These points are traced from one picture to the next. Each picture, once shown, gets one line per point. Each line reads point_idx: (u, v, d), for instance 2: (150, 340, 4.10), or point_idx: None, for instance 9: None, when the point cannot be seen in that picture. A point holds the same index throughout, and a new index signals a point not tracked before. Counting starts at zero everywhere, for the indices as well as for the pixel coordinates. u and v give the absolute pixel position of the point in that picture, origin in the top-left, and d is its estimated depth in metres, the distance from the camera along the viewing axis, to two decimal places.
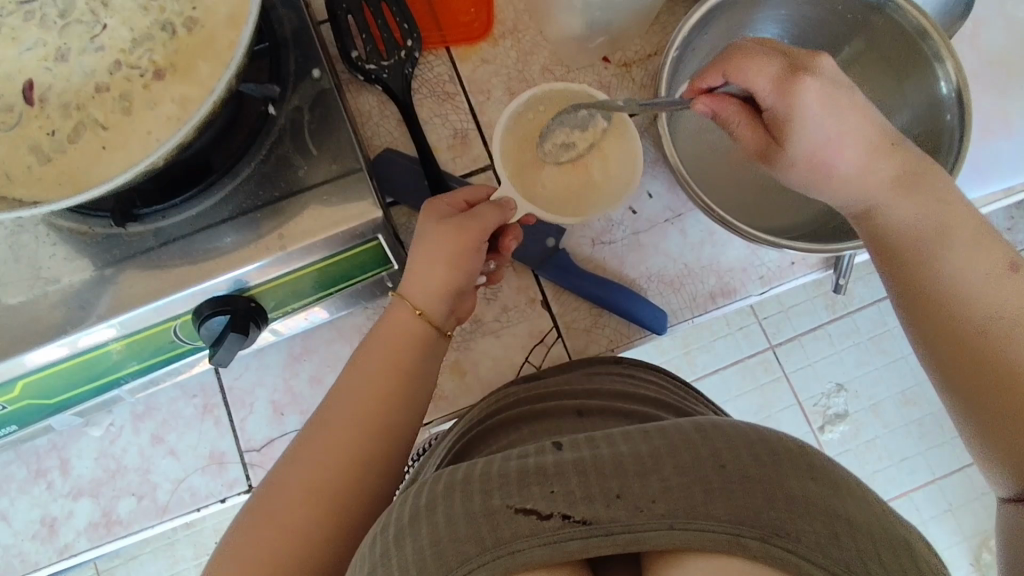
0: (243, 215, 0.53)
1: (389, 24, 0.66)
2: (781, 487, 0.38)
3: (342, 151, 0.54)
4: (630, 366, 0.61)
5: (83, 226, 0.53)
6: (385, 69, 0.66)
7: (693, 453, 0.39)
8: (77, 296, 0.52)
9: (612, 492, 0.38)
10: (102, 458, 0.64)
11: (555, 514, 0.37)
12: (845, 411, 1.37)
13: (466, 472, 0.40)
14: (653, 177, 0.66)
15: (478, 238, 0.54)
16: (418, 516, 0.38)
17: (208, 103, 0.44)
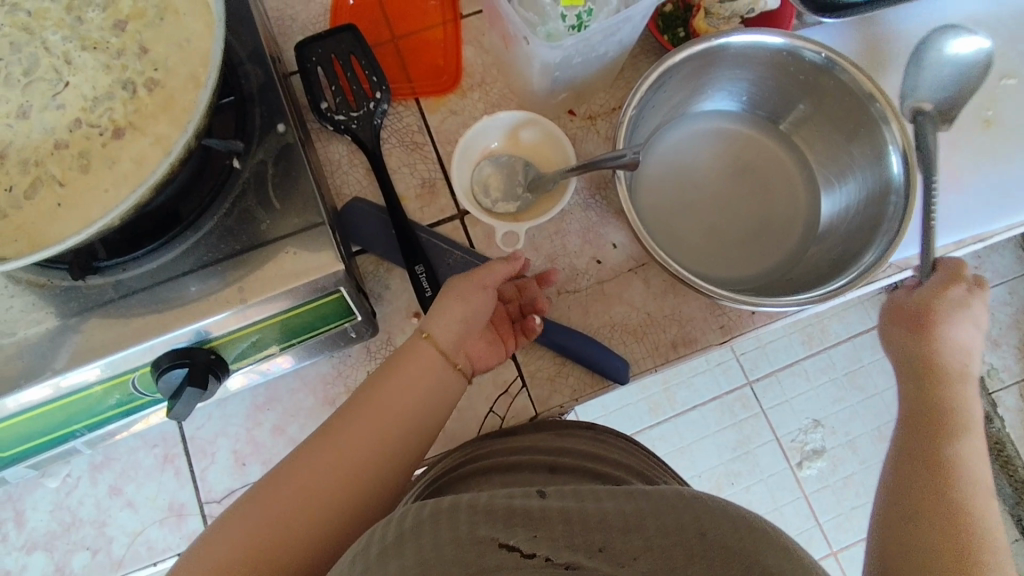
0: (205, 268, 0.53)
1: (358, 76, 0.67)
2: (758, 562, 0.38)
3: (306, 204, 0.55)
4: (601, 432, 0.63)
5: (42, 278, 0.53)
6: (354, 120, 0.67)
7: (675, 517, 0.40)
8: (31, 348, 0.51)
9: (595, 544, 0.39)
10: (57, 511, 0.62)
11: (539, 554, 0.39)
12: (822, 447, 1.38)
13: (454, 502, 0.41)
14: (617, 228, 0.68)
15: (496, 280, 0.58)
16: (404, 537, 0.38)
17: (164, 163, 0.45)
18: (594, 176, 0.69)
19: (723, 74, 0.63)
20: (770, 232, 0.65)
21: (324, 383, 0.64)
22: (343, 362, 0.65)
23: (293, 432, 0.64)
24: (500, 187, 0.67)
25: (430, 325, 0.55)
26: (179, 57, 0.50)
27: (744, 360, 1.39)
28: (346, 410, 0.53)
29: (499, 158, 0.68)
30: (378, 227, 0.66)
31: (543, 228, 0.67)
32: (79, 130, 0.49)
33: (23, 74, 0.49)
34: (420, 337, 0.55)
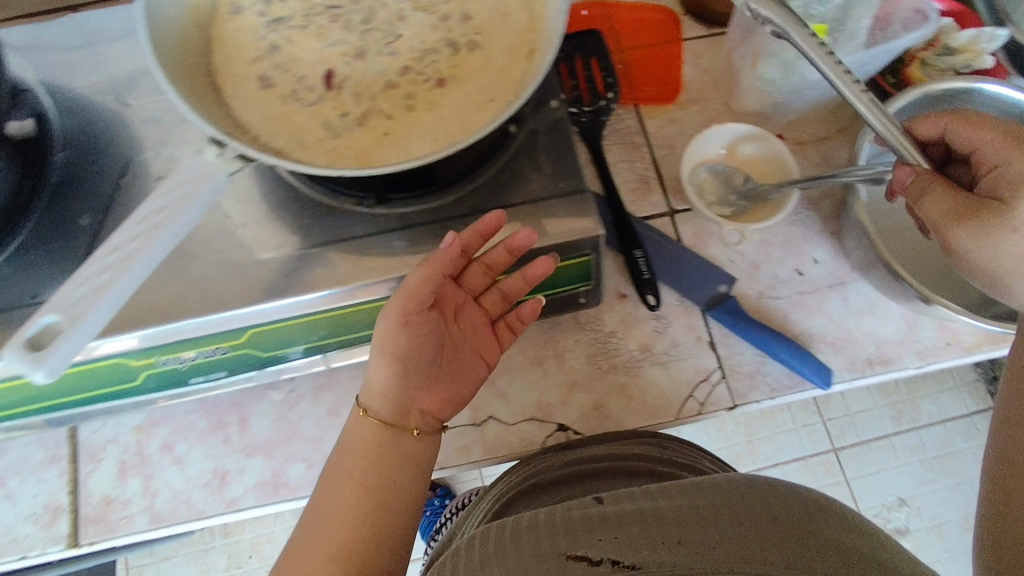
0: (481, 214, 0.59)
1: (595, 77, 0.73)
2: (833, 545, 0.42)
3: (571, 172, 0.60)
4: (688, 447, 0.65)
5: (334, 201, 0.59)
6: (585, 115, 0.73)
7: (735, 509, 0.44)
8: (321, 260, 0.57)
9: (673, 538, 0.42)
10: (280, 422, 0.65)
11: (606, 560, 0.42)
12: (905, 528, 1.33)
13: (531, 520, 0.48)
14: (819, 246, 0.71)
15: (438, 275, 0.55)
16: (488, 557, 0.45)
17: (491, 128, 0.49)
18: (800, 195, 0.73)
19: None
20: None
21: (534, 345, 0.69)
22: (552, 329, 0.69)
23: (501, 386, 0.68)
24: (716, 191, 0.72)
25: (372, 405, 0.58)
26: (499, 26, 0.57)
27: (832, 425, 1.39)
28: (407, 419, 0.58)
29: (717, 166, 0.73)
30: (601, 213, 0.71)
31: (749, 235, 0.72)
32: (409, 75, 0.56)
33: (364, 24, 0.58)
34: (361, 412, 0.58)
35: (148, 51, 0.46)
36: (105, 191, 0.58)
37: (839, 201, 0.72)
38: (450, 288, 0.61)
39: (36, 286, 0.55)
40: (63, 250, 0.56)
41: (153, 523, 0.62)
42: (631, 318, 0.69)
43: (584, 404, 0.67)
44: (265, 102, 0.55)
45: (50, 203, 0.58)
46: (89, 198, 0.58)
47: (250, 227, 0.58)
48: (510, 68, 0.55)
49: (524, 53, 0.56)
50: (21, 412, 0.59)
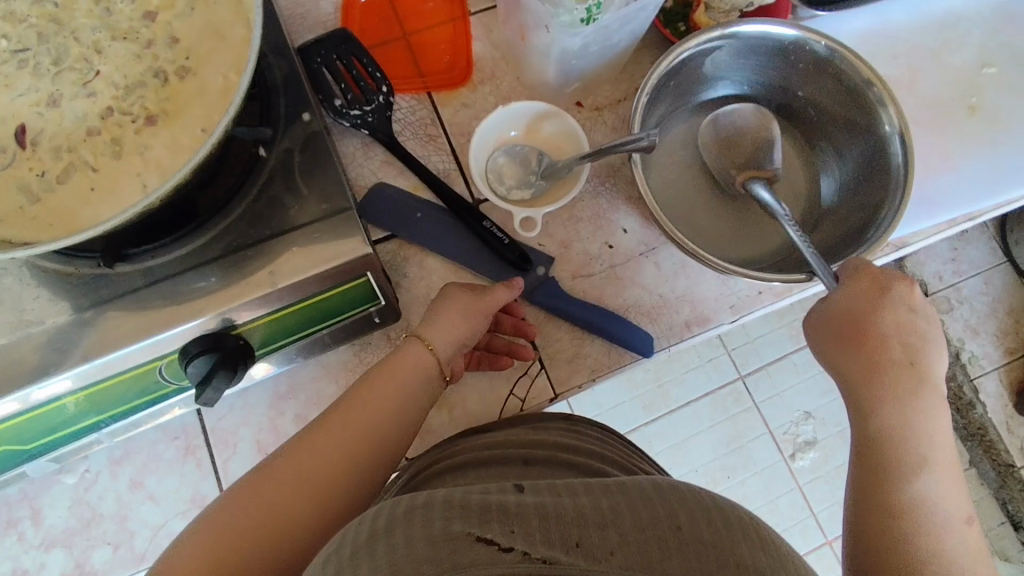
0: (236, 253, 0.54)
1: (362, 74, 0.68)
2: (732, 555, 0.36)
3: (333, 190, 0.56)
4: (578, 422, 0.64)
5: (69, 267, 0.53)
6: (369, 113, 0.68)
7: (653, 512, 0.38)
8: (57, 338, 0.51)
9: (572, 539, 0.35)
10: (76, 507, 0.61)
11: (516, 548, 0.34)
12: (814, 439, 1.39)
13: (426, 499, 0.38)
14: (627, 214, 0.70)
15: (410, 380, 0.54)
16: (411, 515, 0.36)
17: (207, 144, 0.46)
18: (602, 164, 0.70)
19: (729, 66, 0.67)
20: (757, 220, 0.68)
21: (345, 369, 0.65)
22: (366, 350, 0.65)
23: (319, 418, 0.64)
24: (509, 177, 0.68)
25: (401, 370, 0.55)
26: (205, 48, 0.51)
27: (735, 354, 1.41)
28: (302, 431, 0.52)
29: (513, 147, 0.69)
30: (405, 210, 0.67)
31: (557, 216, 0.69)
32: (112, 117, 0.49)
33: (51, 63, 0.50)
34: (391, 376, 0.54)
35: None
36: None
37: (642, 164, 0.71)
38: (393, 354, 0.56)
39: None
40: None
41: None
42: None
43: None
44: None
45: None
46: None
47: None
48: (220, 93, 0.50)
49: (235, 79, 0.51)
50: None
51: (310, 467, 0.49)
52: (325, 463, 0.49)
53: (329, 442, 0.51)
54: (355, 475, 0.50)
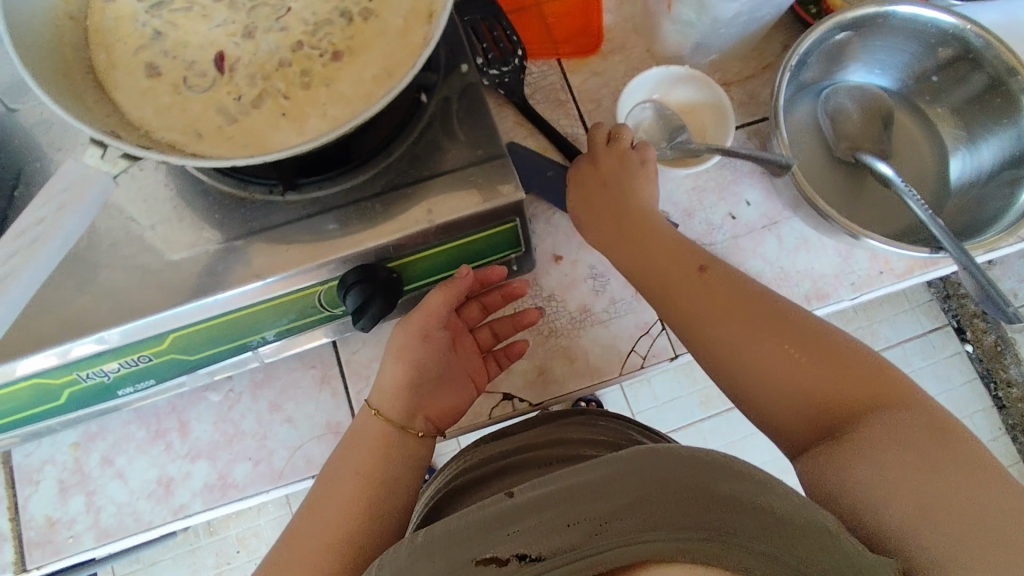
0: (397, 190, 0.57)
1: (502, 36, 0.69)
2: (722, 494, 0.38)
3: (488, 139, 0.58)
4: (593, 416, 0.66)
5: (243, 191, 0.56)
6: (504, 75, 0.70)
7: (632, 480, 0.39)
8: (232, 255, 0.54)
9: (561, 521, 0.38)
10: (220, 423, 0.64)
11: (513, 557, 0.37)
12: None
13: (436, 532, 0.41)
14: (750, 187, 0.71)
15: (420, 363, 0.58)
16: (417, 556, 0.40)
17: (406, 79, 0.45)
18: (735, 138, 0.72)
19: (867, 45, 0.68)
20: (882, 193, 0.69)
21: None
22: None
23: None
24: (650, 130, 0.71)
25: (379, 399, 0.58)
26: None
27: None
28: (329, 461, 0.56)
29: (657, 103, 0.71)
30: (538, 168, 0.68)
31: (681, 185, 0.71)
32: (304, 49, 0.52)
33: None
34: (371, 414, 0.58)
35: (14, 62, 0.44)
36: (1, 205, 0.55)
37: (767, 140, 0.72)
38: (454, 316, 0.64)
39: None
40: None
41: (101, 540, 0.61)
42: (569, 279, 0.69)
43: (529, 370, 0.66)
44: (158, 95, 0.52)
45: None
46: None
47: (158, 227, 0.56)
48: (405, 36, 0.53)
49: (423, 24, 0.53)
50: None
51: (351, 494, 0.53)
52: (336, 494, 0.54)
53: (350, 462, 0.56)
54: (383, 494, 0.54)
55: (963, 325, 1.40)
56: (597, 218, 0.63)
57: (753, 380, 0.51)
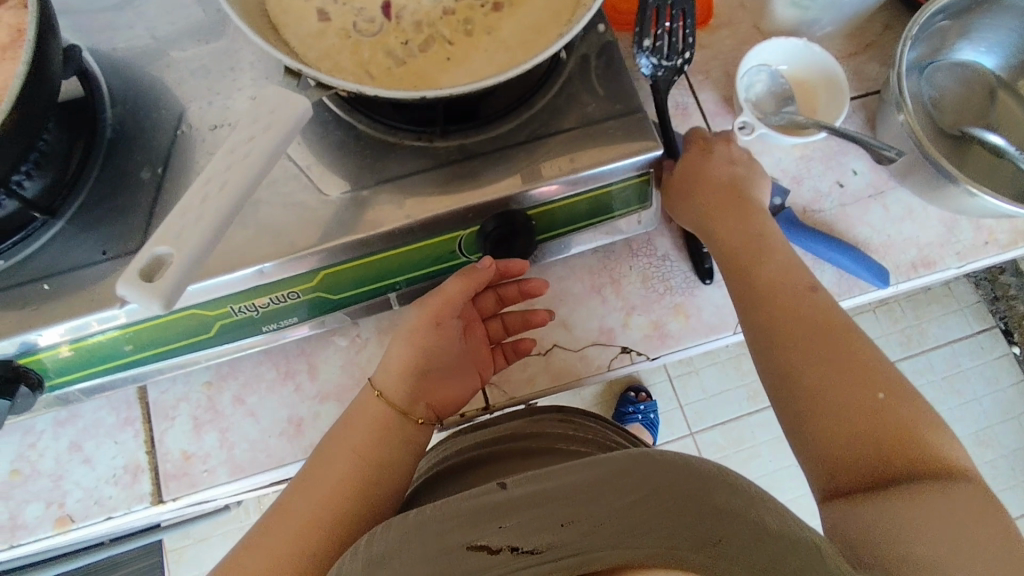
0: (541, 140, 0.59)
1: (677, 24, 0.66)
2: (711, 500, 0.37)
3: (626, 94, 0.61)
4: (575, 412, 0.66)
5: (394, 137, 0.59)
6: (661, 68, 0.66)
7: (632, 482, 0.38)
8: (386, 195, 0.57)
9: (557, 521, 0.36)
10: (348, 367, 0.66)
11: (506, 547, 0.35)
12: None
13: (420, 521, 0.41)
14: (857, 157, 0.73)
15: (432, 344, 0.59)
16: (406, 538, 0.39)
17: (586, 18, 0.48)
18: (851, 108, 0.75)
19: (981, 21, 0.71)
20: None
21: (589, 272, 0.70)
22: (607, 257, 0.70)
23: (562, 314, 0.69)
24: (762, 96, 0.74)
25: (382, 381, 0.59)
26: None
27: None
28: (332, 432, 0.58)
29: (773, 70, 0.74)
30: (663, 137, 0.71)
31: (789, 153, 0.73)
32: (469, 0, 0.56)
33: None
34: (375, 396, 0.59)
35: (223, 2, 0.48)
36: (162, 143, 0.58)
37: (873, 114, 0.74)
38: (467, 305, 0.66)
39: (105, 241, 0.56)
40: (128, 204, 0.57)
41: (235, 474, 0.63)
42: (682, 240, 0.71)
43: (645, 325, 0.68)
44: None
45: (106, 161, 0.59)
46: (146, 152, 0.58)
47: (314, 168, 0.58)
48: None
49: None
50: (100, 369, 0.60)
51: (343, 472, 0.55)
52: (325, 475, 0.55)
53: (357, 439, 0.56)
54: (375, 474, 0.55)
55: (1010, 328, 1.36)
56: (688, 198, 0.65)
57: (816, 415, 0.53)
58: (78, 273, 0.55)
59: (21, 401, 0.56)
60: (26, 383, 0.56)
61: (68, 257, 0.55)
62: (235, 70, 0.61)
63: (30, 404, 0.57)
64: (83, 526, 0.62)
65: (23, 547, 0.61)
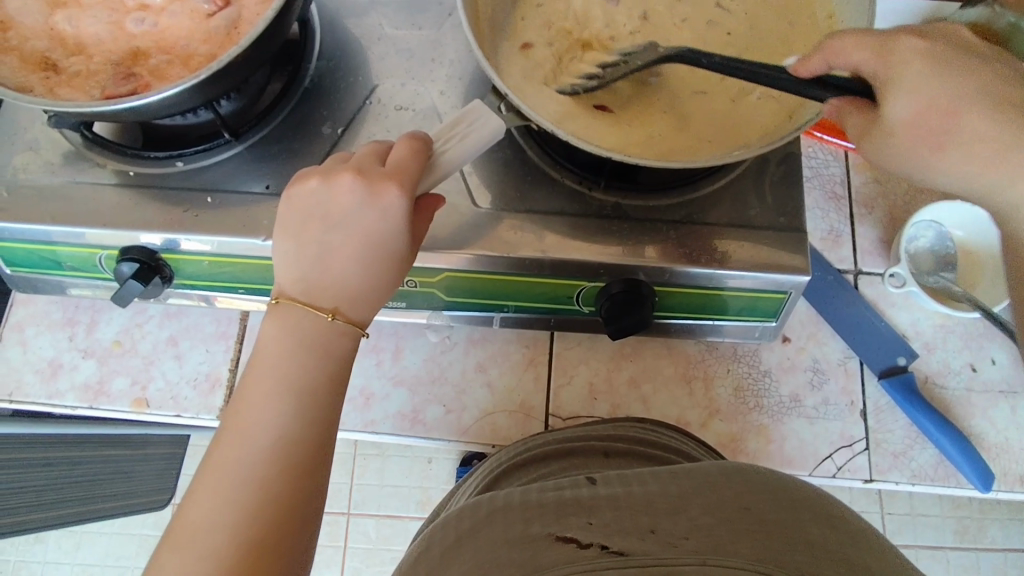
0: (695, 224, 0.59)
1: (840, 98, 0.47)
2: (802, 533, 0.38)
3: (792, 210, 0.60)
4: (654, 425, 0.61)
5: (557, 174, 0.61)
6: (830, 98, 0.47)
7: (719, 497, 0.40)
8: (530, 226, 0.59)
9: (645, 527, 0.38)
10: (429, 362, 0.68)
11: (594, 544, 0.37)
12: None
13: (506, 501, 0.43)
14: (999, 348, 0.69)
15: (344, 210, 0.44)
16: (496, 512, 0.42)
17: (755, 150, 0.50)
18: None
19: None
20: None
21: (687, 361, 0.69)
22: (708, 352, 0.69)
23: (645, 390, 0.68)
24: (918, 256, 0.71)
25: (337, 298, 0.45)
26: None
27: None
28: (296, 362, 0.43)
29: (944, 235, 0.70)
30: (821, 272, 0.70)
31: (929, 317, 0.70)
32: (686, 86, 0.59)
33: (638, 28, 0.61)
34: (327, 319, 0.44)
35: (465, 22, 0.52)
36: (350, 107, 0.63)
37: None
38: (348, 166, 0.46)
39: (269, 177, 0.60)
40: (302, 151, 0.61)
41: None
42: (788, 363, 0.69)
43: (722, 433, 0.66)
44: (530, 74, 0.59)
45: (297, 105, 0.63)
46: (333, 109, 0.63)
47: (474, 177, 0.61)
48: (771, 109, 0.58)
49: (788, 117, 0.57)
50: (221, 285, 0.64)
51: (335, 399, 0.44)
52: (316, 393, 0.43)
53: (337, 368, 0.44)
54: None
55: None
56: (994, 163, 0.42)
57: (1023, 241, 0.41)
58: (238, 195, 0.59)
59: (152, 288, 0.61)
60: (160, 275, 0.60)
61: (236, 180, 0.60)
62: (435, 64, 0.65)
63: (156, 292, 0.62)
64: (154, 414, 0.66)
65: (98, 411, 0.66)
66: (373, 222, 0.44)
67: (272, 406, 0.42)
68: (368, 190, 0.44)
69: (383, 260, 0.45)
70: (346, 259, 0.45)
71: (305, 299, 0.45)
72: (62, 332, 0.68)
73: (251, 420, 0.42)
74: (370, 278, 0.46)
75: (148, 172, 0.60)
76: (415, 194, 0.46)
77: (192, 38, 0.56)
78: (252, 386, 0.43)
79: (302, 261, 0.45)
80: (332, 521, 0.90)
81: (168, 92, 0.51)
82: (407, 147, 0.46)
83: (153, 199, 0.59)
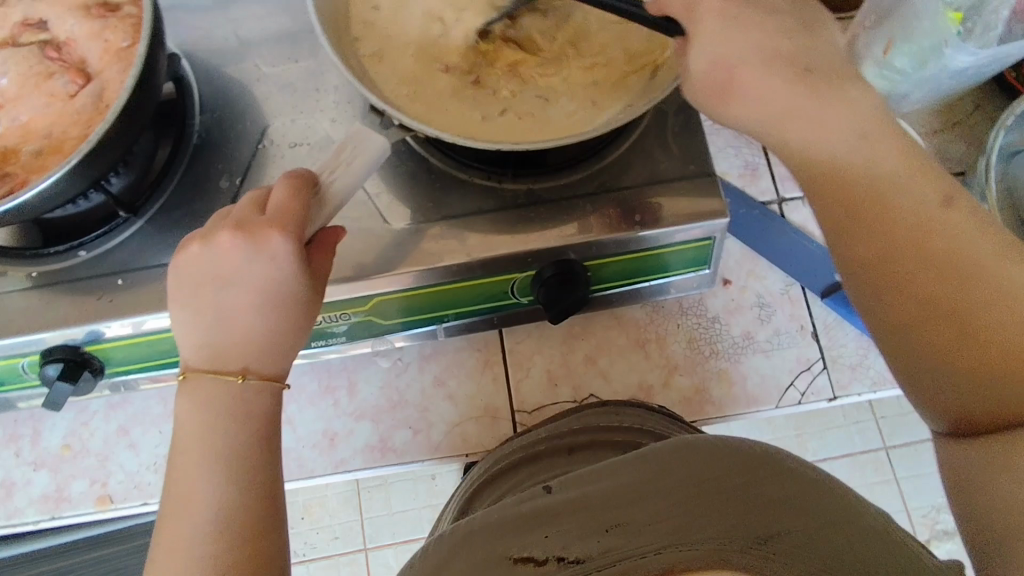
0: (609, 193, 0.59)
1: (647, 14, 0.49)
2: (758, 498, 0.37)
3: (698, 157, 0.60)
4: (616, 405, 0.61)
5: (465, 175, 0.61)
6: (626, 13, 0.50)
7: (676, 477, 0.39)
8: (447, 232, 0.58)
9: (604, 527, 0.37)
10: (387, 389, 0.67)
11: (552, 558, 0.35)
12: None
13: (473, 526, 0.41)
14: None
15: (233, 267, 0.44)
16: (465, 541, 0.40)
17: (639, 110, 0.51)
18: None
19: None
20: None
21: (638, 325, 0.69)
22: (655, 312, 0.69)
23: (603, 364, 0.68)
24: None
25: (247, 357, 0.44)
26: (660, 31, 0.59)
27: None
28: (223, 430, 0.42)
29: None
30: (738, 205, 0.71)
31: None
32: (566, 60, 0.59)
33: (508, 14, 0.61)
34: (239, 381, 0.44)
35: (329, 48, 0.51)
36: (243, 156, 0.62)
37: None
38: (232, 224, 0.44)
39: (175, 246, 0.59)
40: (203, 212, 0.60)
41: None
42: (734, 305, 0.69)
43: (686, 387, 0.67)
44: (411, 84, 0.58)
45: (189, 166, 0.62)
46: (226, 162, 0.62)
47: (382, 197, 0.60)
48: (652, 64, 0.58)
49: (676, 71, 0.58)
50: (155, 364, 0.62)
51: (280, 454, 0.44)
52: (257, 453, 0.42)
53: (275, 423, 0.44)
54: None
55: None
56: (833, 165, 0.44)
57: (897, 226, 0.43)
58: (147, 270, 0.58)
59: (84, 384, 0.59)
60: (90, 368, 0.58)
61: (142, 257, 0.59)
62: (319, 93, 0.64)
63: (90, 387, 0.60)
64: (121, 508, 0.64)
65: (63, 520, 0.64)
66: (267, 273, 0.44)
67: (212, 477, 0.41)
68: (255, 242, 0.43)
69: (285, 308, 0.45)
70: (247, 316, 0.44)
71: (215, 365, 0.44)
72: (7, 450, 0.66)
73: (196, 497, 0.41)
74: (276, 328, 0.45)
75: (50, 269, 0.59)
76: (305, 235, 0.45)
77: (58, 125, 0.54)
78: (189, 463, 0.42)
79: (202, 328, 0.44)
80: (350, 562, 0.89)
81: (42, 185, 0.49)
82: (282, 189, 0.45)
83: (62, 296, 0.57)
